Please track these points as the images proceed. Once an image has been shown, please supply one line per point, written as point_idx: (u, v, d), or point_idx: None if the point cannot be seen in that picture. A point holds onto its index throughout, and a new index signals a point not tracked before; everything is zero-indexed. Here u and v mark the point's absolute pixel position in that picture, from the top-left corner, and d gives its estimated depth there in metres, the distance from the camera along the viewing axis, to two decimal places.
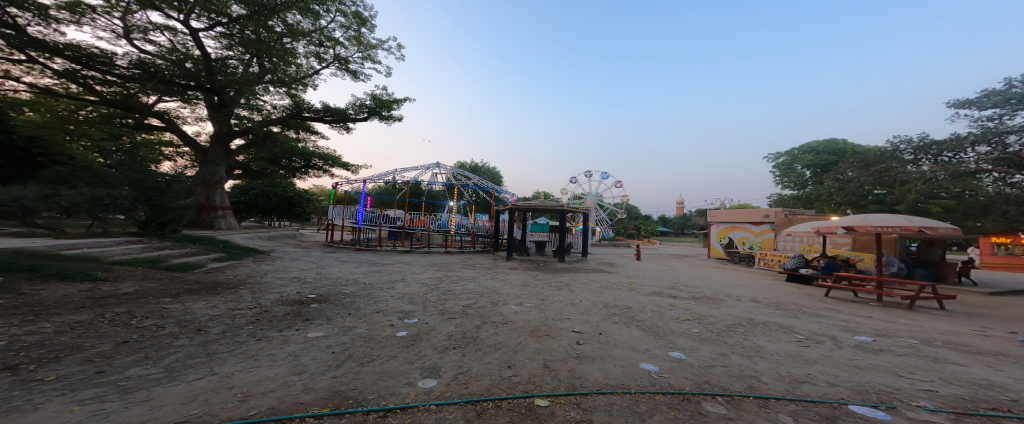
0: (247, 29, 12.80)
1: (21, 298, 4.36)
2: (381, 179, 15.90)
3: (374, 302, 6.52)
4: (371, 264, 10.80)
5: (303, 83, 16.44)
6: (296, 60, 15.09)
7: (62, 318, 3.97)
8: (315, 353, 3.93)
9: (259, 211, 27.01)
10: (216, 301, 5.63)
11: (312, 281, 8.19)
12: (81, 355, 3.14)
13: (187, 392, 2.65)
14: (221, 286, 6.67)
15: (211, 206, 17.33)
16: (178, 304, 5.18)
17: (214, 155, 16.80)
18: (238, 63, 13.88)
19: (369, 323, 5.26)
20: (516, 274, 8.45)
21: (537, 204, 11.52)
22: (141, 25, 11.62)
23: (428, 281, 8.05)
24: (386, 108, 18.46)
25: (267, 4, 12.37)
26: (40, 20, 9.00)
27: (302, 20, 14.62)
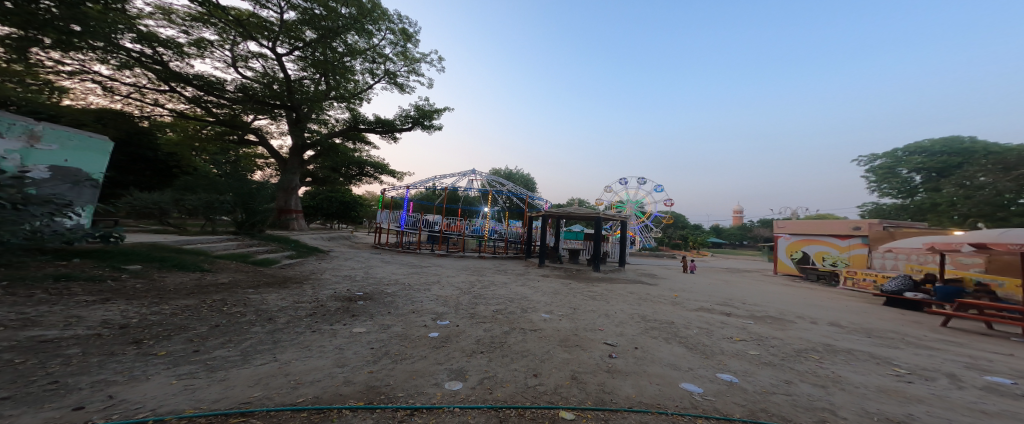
0: (317, 51, 14.53)
1: (151, 283, 5.26)
2: (421, 185, 16.65)
3: (411, 302, 6.81)
4: (411, 266, 11.36)
5: (361, 97, 17.90)
6: (353, 77, 16.55)
7: (176, 301, 4.71)
8: (357, 347, 4.21)
9: (322, 214, 29.95)
10: (285, 294, 6.30)
11: (359, 280, 8.84)
12: (185, 335, 3.68)
13: (255, 375, 2.99)
14: (289, 281, 7.46)
15: (287, 209, 19.34)
16: (258, 294, 5.87)
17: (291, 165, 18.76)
18: (311, 82, 15.57)
19: (406, 322, 5.52)
20: (548, 282, 8.34)
21: (572, 211, 11.25)
22: (244, 54, 13.54)
23: (461, 285, 8.23)
24: (428, 118, 19.51)
25: (332, 27, 13.98)
26: (177, 56, 11.11)
27: (358, 40, 15.94)
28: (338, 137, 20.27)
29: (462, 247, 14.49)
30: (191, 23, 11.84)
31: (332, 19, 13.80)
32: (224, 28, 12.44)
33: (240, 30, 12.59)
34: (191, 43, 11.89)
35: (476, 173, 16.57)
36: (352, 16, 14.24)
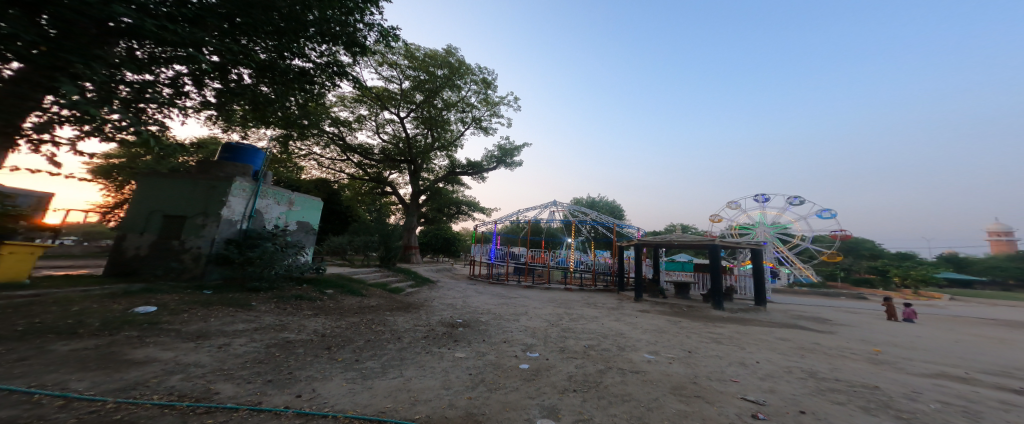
0: (425, 109, 18.04)
1: (331, 304, 6.67)
2: (507, 219, 17.47)
3: (503, 332, 6.94)
4: (501, 297, 11.66)
5: (456, 144, 20.39)
6: (449, 127, 19.22)
7: (345, 319, 5.95)
8: (459, 372, 4.45)
9: (431, 249, 33.96)
10: (408, 318, 7.17)
11: (459, 308, 9.43)
12: (351, 346, 4.67)
13: (386, 389, 3.47)
14: (410, 306, 8.50)
15: (408, 246, 22.49)
16: (391, 317, 6.85)
17: (410, 209, 22.09)
18: (424, 136, 19.16)
19: (498, 351, 5.63)
20: (647, 318, 7.54)
21: (665, 239, 10.25)
22: (381, 122, 17.98)
23: (549, 317, 8.08)
24: (510, 156, 20.94)
25: (432, 87, 17.39)
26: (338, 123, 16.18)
27: (451, 95, 18.62)
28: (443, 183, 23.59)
29: (547, 279, 14.35)
30: (353, 105, 17.85)
31: (432, 81, 17.29)
32: (368, 106, 17.81)
33: (377, 104, 17.66)
34: (354, 119, 17.61)
35: (556, 204, 16.68)
36: (444, 75, 17.37)
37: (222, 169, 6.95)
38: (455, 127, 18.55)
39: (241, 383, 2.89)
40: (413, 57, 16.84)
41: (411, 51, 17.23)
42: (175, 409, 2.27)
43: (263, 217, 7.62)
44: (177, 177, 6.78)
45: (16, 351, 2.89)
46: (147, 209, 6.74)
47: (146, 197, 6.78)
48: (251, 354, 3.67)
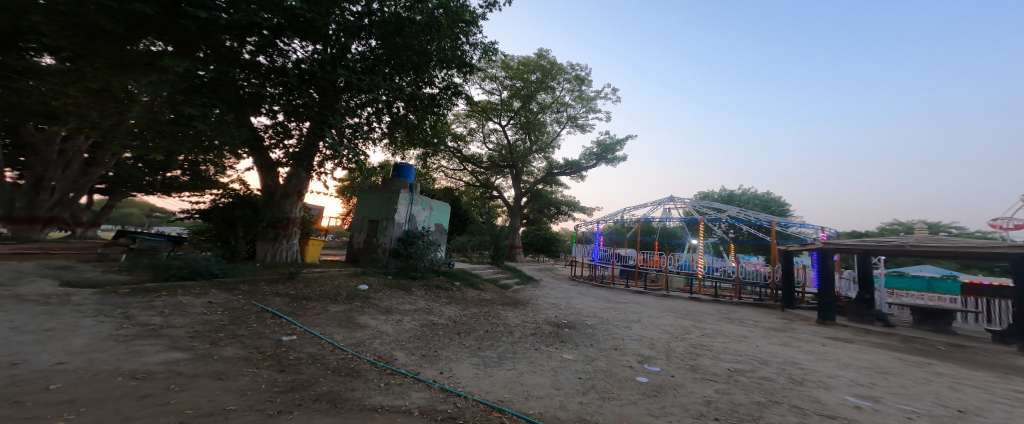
0: (522, 114, 19.50)
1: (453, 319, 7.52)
2: (611, 218, 16.69)
3: (612, 338, 6.49)
4: (608, 300, 11.09)
5: (553, 145, 21.17)
6: (546, 128, 20.21)
7: (468, 326, 6.73)
8: (567, 374, 4.27)
9: (533, 249, 34.96)
10: (516, 318, 7.48)
11: (564, 308, 9.42)
12: (472, 333, 6.19)
13: (502, 383, 3.70)
14: (517, 307, 8.87)
15: (511, 245, 23.81)
16: (501, 322, 7.22)
17: (513, 210, 23.43)
18: (524, 141, 20.55)
19: (609, 358, 5.22)
20: (806, 347, 5.99)
21: (876, 244, 7.46)
22: (484, 132, 19.62)
23: (668, 328, 7.21)
24: (611, 152, 19.86)
25: (525, 93, 18.85)
26: (455, 139, 19.47)
27: (546, 97, 19.80)
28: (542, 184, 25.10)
29: (665, 284, 13.01)
30: (465, 121, 19.94)
31: (528, 87, 18.70)
32: (477, 119, 19.88)
33: (483, 116, 19.64)
34: (467, 133, 19.83)
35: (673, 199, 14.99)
36: (538, 79, 18.65)
37: (393, 185, 12.79)
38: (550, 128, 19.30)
39: (408, 351, 4.75)
40: (509, 67, 18.48)
41: (508, 62, 18.80)
42: (376, 366, 4.04)
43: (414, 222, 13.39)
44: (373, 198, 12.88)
45: (316, 308, 6.15)
46: (363, 218, 13.05)
47: (361, 209, 13.07)
48: (412, 331, 5.80)
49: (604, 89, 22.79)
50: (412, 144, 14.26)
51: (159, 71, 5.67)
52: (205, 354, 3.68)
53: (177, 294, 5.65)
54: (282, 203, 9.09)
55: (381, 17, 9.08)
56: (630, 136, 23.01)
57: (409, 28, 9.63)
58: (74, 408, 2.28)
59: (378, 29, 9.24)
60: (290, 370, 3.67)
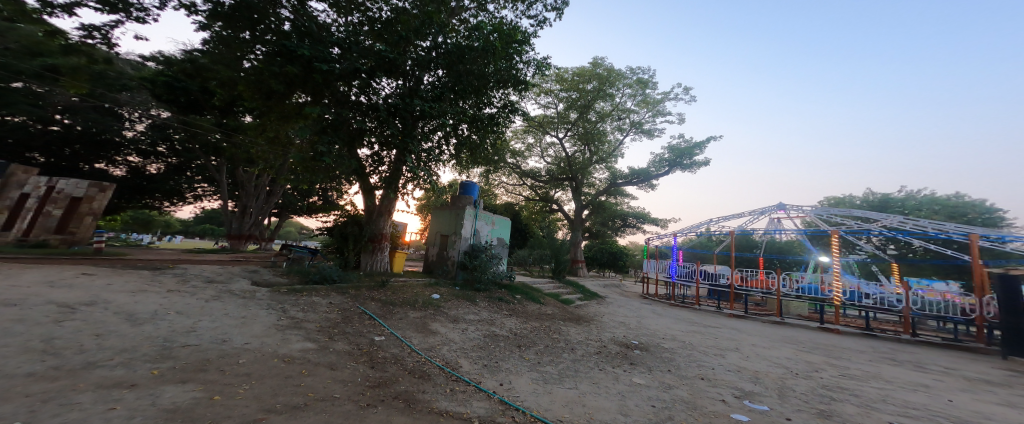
0: (580, 125, 19.63)
1: (519, 336, 7.95)
2: (690, 231, 15.53)
3: (695, 365, 6.02)
4: (688, 323, 10.31)
5: (614, 154, 20.92)
6: (607, 137, 20.19)
7: (533, 347, 7.11)
8: (638, 402, 4.12)
9: (598, 264, 33.88)
10: (582, 343, 7.54)
11: (634, 330, 9.15)
12: (533, 348, 6.96)
13: (564, 405, 3.94)
14: (584, 330, 8.88)
15: (575, 260, 23.84)
16: (568, 345, 7.34)
17: (575, 223, 23.65)
18: (582, 152, 20.74)
19: (693, 388, 4.81)
20: (954, 397, 4.84)
21: None
22: (541, 146, 19.90)
23: (763, 362, 6.38)
24: (686, 157, 20.91)
25: (581, 104, 19.01)
26: (513, 156, 20.19)
27: (605, 105, 19.90)
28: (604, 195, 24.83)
29: (778, 310, 11.27)
30: (523, 137, 20.52)
31: (584, 97, 18.86)
32: (534, 134, 20.39)
33: (540, 131, 20.09)
34: (524, 148, 20.24)
35: (785, 208, 13.57)
36: (594, 88, 18.69)
37: (460, 201, 14.69)
38: (610, 137, 19.14)
39: (471, 362, 5.84)
40: (564, 80, 18.87)
41: (562, 76, 19.23)
42: (446, 374, 5.11)
43: (479, 235, 14.95)
44: (443, 215, 14.96)
45: (408, 324, 7.84)
46: (437, 235, 15.07)
47: (435, 226, 15.12)
48: (477, 342, 7.17)
49: (678, 88, 23.02)
50: (476, 163, 15.34)
51: (301, 117, 12.24)
52: (328, 346, 5.66)
53: (314, 296, 8.91)
54: (376, 221, 13.22)
55: (447, 50, 12.07)
56: (713, 136, 22.62)
57: (469, 55, 12.24)
58: (251, 380, 3.93)
59: (445, 61, 12.19)
60: (383, 382, 4.49)
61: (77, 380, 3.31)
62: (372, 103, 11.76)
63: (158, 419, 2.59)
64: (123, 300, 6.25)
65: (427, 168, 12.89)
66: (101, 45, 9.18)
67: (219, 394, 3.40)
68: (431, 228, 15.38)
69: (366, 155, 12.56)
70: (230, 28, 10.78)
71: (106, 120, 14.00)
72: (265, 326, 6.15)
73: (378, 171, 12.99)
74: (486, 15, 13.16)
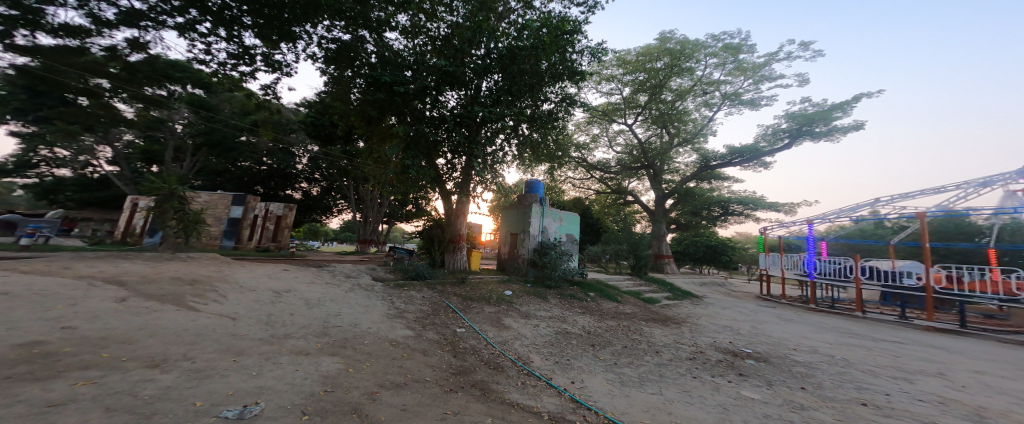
0: (653, 108, 18.35)
1: (599, 336, 7.90)
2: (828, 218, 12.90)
3: (831, 383, 5.08)
4: (826, 334, 8.63)
5: (702, 134, 19.11)
6: (690, 117, 18.72)
7: (610, 347, 7.06)
8: (747, 416, 3.72)
9: (693, 259, 30.56)
10: (672, 348, 7.13)
11: (743, 338, 8.16)
12: (610, 349, 6.94)
13: (646, 410, 3.87)
14: (673, 335, 8.32)
15: (661, 255, 22.41)
16: (655, 349, 7.02)
17: (658, 214, 22.46)
18: (657, 136, 19.69)
19: (832, 410, 4.04)
20: None
21: None
22: (610, 135, 18.83)
23: (931, 385, 5.04)
24: (811, 125, 18.73)
25: (654, 83, 17.49)
26: (577, 151, 19.62)
27: (683, 82, 18.24)
28: (692, 181, 22.50)
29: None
30: (586, 128, 19.73)
31: (653, 77, 17.37)
32: (599, 124, 19.49)
33: (605, 120, 19.12)
34: (589, 140, 19.42)
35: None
36: (665, 66, 17.11)
37: (526, 199, 15.01)
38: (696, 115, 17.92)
39: (544, 358, 6.09)
40: (625, 62, 17.66)
41: (624, 58, 18.00)
42: (518, 367, 5.48)
43: (547, 232, 15.00)
44: (512, 214, 15.34)
45: (494, 318, 8.55)
46: (507, 233, 15.61)
47: (505, 225, 15.70)
48: (548, 338, 7.48)
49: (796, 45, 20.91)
50: (539, 160, 15.41)
51: (388, 136, 14.11)
52: (421, 334, 6.55)
53: (417, 291, 10.36)
54: (455, 223, 14.25)
55: (499, 54, 12.37)
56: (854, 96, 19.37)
57: (520, 54, 12.33)
58: (371, 358, 4.87)
59: (498, 64, 12.46)
60: (466, 371, 5.04)
61: (280, 346, 4.68)
62: (442, 115, 12.86)
63: (307, 389, 3.49)
64: (305, 288, 8.30)
65: (495, 173, 13.64)
66: (274, 98, 12.16)
67: (350, 368, 4.34)
68: (501, 227, 16.01)
69: (442, 164, 13.80)
70: (338, 69, 12.85)
71: (286, 157, 19.13)
72: (382, 314, 7.45)
73: (452, 177, 14.13)
74: (534, 12, 13.18)
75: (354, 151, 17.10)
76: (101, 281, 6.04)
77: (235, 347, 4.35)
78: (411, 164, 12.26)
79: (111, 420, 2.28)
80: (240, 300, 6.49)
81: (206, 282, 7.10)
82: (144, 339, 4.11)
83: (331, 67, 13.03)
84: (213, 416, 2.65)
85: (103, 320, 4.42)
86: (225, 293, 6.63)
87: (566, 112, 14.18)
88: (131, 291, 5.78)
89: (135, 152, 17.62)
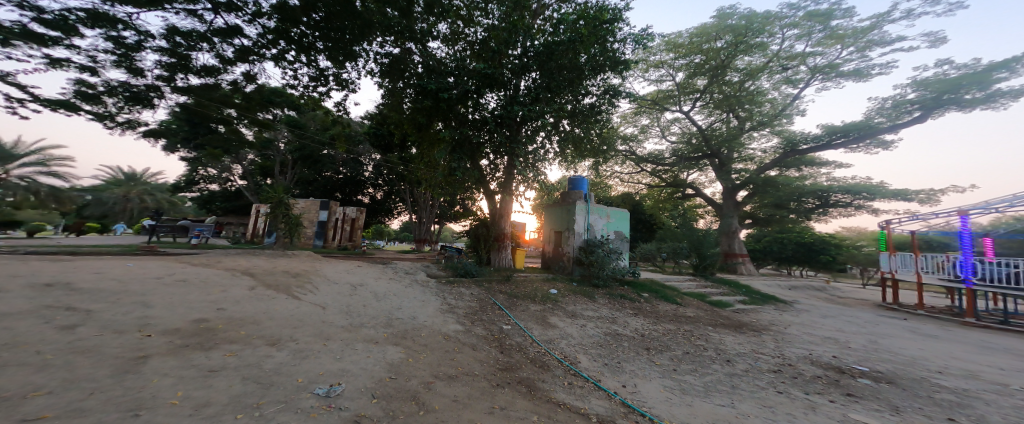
0: (716, 93, 16.73)
1: (654, 340, 7.57)
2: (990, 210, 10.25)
3: (968, 412, 4.22)
4: (962, 354, 7.03)
5: (783, 115, 16.84)
6: (765, 97, 16.68)
7: (667, 353, 6.73)
8: None
9: (776, 258, 26.48)
10: (745, 359, 6.54)
11: (843, 352, 7.07)
12: (669, 354, 6.64)
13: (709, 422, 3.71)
14: (748, 344, 7.57)
15: (733, 253, 20.23)
16: (725, 359, 6.50)
17: (727, 208, 20.38)
18: (722, 122, 17.93)
19: None
20: None
21: None
22: (664, 124, 17.47)
23: None
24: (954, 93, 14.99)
25: (718, 65, 15.82)
26: (625, 143, 18.60)
27: (752, 59, 16.27)
28: (773, 169, 20.03)
29: None
30: (633, 119, 18.63)
31: (712, 58, 15.74)
32: (647, 114, 18.26)
33: (655, 108, 17.89)
34: (638, 131, 18.26)
35: None
36: (727, 44, 15.38)
37: (570, 196, 14.78)
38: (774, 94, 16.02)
39: (590, 360, 6.08)
40: (675, 45, 16.35)
41: (674, 41, 16.67)
42: (563, 367, 5.60)
43: (593, 230, 14.54)
44: (555, 210, 15.21)
45: (547, 316, 8.73)
46: (552, 231, 15.53)
47: (549, 222, 15.66)
48: (596, 339, 7.37)
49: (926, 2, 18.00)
50: (582, 156, 15.09)
51: (434, 141, 14.98)
52: (469, 330, 6.96)
53: (472, 288, 10.97)
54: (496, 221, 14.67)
55: (536, 52, 12.32)
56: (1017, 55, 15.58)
57: (558, 50, 12.12)
58: (431, 350, 5.41)
59: (536, 62, 12.46)
60: (511, 367, 5.31)
61: (358, 334, 5.44)
62: (483, 117, 13.24)
63: (377, 374, 4.08)
64: (377, 284, 9.34)
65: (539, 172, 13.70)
66: (344, 113, 13.84)
67: (411, 358, 4.91)
68: (545, 225, 15.97)
69: (485, 165, 14.28)
70: (390, 80, 13.87)
71: (352, 165, 21.46)
72: (439, 309, 8.11)
73: (496, 177, 14.51)
74: (570, 5, 12.92)
75: (406, 157, 18.47)
76: (239, 271, 7.64)
77: (330, 333, 5.18)
78: (457, 166, 12.97)
79: (242, 392, 3.02)
80: (332, 292, 7.64)
81: (307, 275, 8.47)
82: (267, 321, 5.13)
83: (386, 79, 14.08)
84: (310, 392, 3.31)
85: (242, 303, 5.63)
86: (318, 286, 7.85)
87: (611, 104, 13.65)
88: (257, 279, 7.20)
89: (256, 167, 21.63)
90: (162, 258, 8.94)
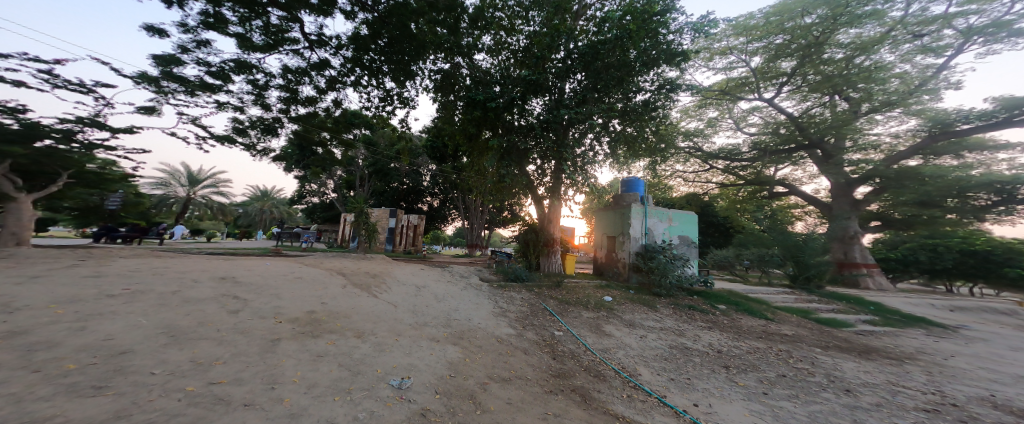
0: (812, 74, 14.05)
1: (736, 358, 6.54)
2: None
3: None
4: None
5: (915, 92, 13.29)
6: (892, 73, 13.22)
7: (755, 374, 5.76)
8: None
9: (922, 272, 20.79)
10: (865, 390, 5.24)
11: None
12: (759, 375, 5.68)
13: None
14: (871, 374, 6.06)
15: (853, 262, 16.47)
16: (838, 388, 5.31)
17: (841, 207, 16.76)
18: (821, 107, 15.01)
19: None
20: None
21: None
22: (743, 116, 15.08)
23: None
24: None
25: (813, 41, 13.27)
26: (689, 140, 16.70)
27: (861, 31, 13.28)
28: (911, 159, 15.69)
29: None
30: (698, 113, 16.77)
31: (802, 36, 13.24)
32: (716, 105, 16.27)
33: (728, 98, 15.89)
34: (705, 126, 16.28)
35: None
36: (824, 15, 12.69)
37: (625, 198, 13.91)
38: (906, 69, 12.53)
39: (653, 374, 5.54)
40: (749, 27, 14.34)
41: (748, 23, 14.61)
42: (621, 378, 5.21)
43: (653, 234, 13.42)
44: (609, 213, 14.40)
45: (605, 324, 8.24)
46: (604, 234, 14.79)
47: (601, 226, 14.93)
48: (659, 351, 6.70)
49: None
50: (636, 155, 14.15)
51: (483, 148, 15.53)
52: (520, 334, 6.97)
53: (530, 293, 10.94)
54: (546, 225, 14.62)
55: (580, 54, 11.92)
56: None
57: (604, 48, 11.50)
58: (488, 352, 5.51)
59: (580, 64, 12.02)
60: (564, 374, 5.14)
61: (422, 331, 5.85)
62: (529, 123, 13.23)
63: (439, 369, 4.32)
64: (438, 287, 9.97)
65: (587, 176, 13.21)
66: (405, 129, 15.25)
67: (467, 358, 5.08)
68: (597, 229, 15.30)
69: (533, 170, 14.26)
70: (442, 95, 14.95)
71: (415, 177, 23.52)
72: (494, 312, 8.29)
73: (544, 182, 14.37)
74: (615, 1, 12.28)
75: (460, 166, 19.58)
76: (334, 271, 8.85)
77: (403, 330, 5.65)
78: (502, 171, 13.27)
79: (339, 375, 3.47)
80: (404, 293, 8.33)
81: (382, 276, 9.43)
82: (356, 315, 5.82)
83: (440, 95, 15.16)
84: (386, 382, 3.61)
85: (338, 299, 6.50)
86: (391, 287, 8.65)
87: (669, 99, 12.51)
88: (346, 279, 8.23)
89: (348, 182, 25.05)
90: (281, 258, 10.83)
